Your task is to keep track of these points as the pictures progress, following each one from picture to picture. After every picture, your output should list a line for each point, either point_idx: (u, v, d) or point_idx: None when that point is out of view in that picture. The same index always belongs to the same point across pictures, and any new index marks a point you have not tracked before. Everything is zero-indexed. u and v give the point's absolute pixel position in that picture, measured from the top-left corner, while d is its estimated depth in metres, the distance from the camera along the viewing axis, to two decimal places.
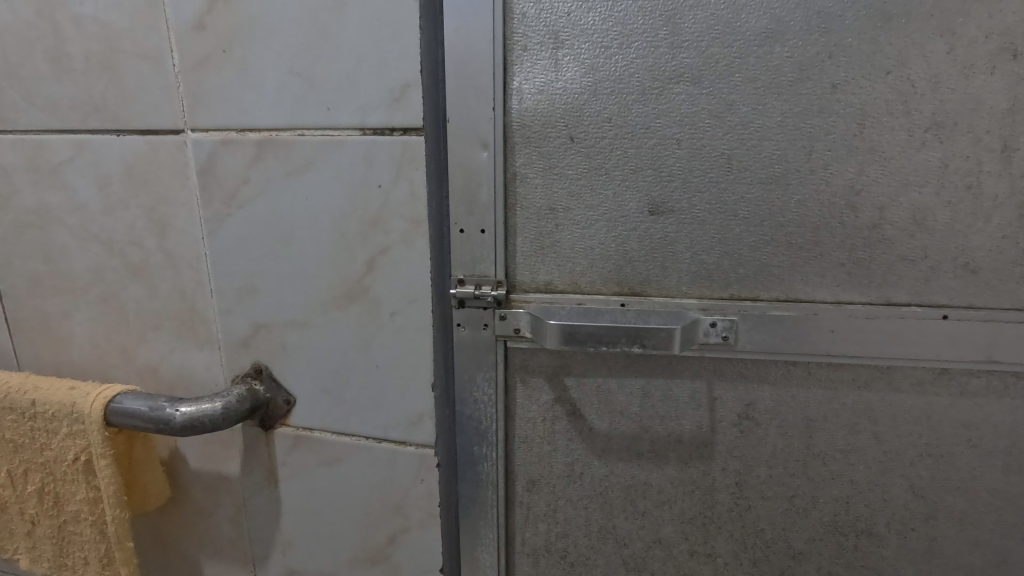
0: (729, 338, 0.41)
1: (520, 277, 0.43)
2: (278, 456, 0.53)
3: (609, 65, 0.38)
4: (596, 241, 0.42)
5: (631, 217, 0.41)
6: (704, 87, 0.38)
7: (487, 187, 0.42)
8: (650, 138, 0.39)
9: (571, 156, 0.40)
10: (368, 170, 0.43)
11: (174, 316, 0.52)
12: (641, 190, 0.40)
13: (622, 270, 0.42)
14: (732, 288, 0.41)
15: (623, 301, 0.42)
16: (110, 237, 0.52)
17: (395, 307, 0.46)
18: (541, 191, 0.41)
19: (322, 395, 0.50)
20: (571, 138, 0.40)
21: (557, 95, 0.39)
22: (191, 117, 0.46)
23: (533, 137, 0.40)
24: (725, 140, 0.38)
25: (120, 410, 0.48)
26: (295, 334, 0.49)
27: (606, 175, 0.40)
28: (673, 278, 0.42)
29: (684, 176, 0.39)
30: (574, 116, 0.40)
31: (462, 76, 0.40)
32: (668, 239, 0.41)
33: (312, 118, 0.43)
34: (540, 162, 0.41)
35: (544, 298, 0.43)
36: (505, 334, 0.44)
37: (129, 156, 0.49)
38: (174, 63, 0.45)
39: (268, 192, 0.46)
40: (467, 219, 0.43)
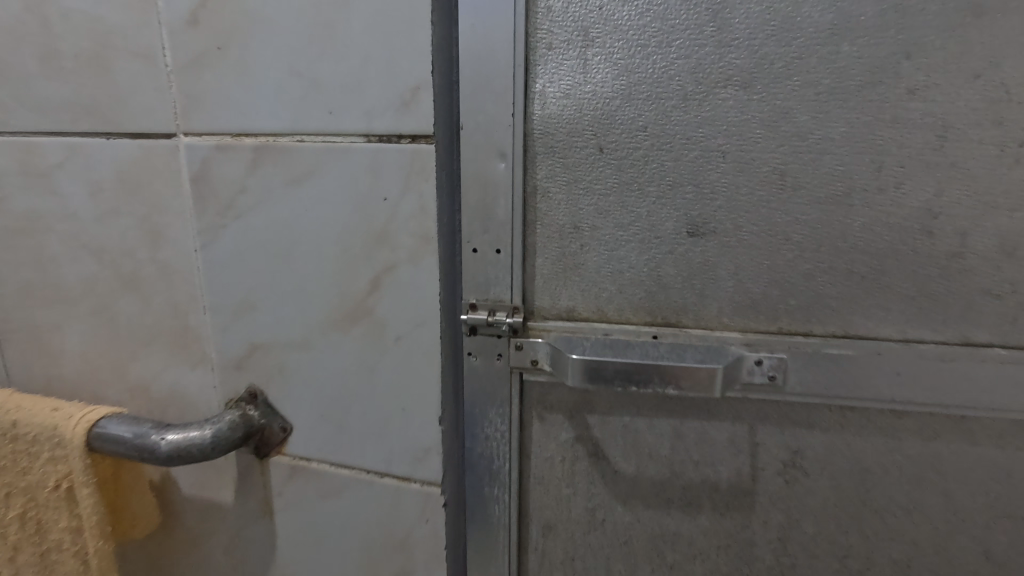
0: (777, 378, 0.36)
1: (540, 302, 0.39)
2: (274, 485, 0.49)
3: (647, 67, 0.34)
4: (626, 264, 0.37)
5: (667, 238, 0.36)
6: (756, 92, 0.33)
7: (504, 202, 0.37)
8: (692, 150, 0.34)
9: (600, 170, 0.36)
10: (373, 181, 0.39)
11: (167, 332, 0.49)
12: (679, 209, 0.35)
13: (655, 298, 0.37)
14: (782, 321, 0.36)
15: (655, 332, 0.37)
16: (101, 247, 0.48)
17: (400, 330, 0.41)
18: (566, 209, 0.37)
19: (321, 423, 0.46)
20: (600, 150, 0.35)
21: (585, 100, 0.35)
22: (184, 119, 0.42)
23: (558, 147, 0.36)
24: (778, 152, 0.33)
25: (103, 436, 0.45)
26: (292, 356, 0.45)
27: (640, 190, 0.35)
28: (714, 309, 0.37)
29: (730, 194, 0.34)
30: (605, 125, 0.35)
31: (479, 78, 0.36)
32: (708, 264, 0.36)
33: (313, 123, 0.39)
34: (564, 177, 0.36)
35: (566, 327, 0.39)
36: (521, 366, 0.39)
37: (120, 161, 0.45)
38: (167, 62, 0.42)
39: (265, 202, 0.42)
40: (481, 237, 0.38)
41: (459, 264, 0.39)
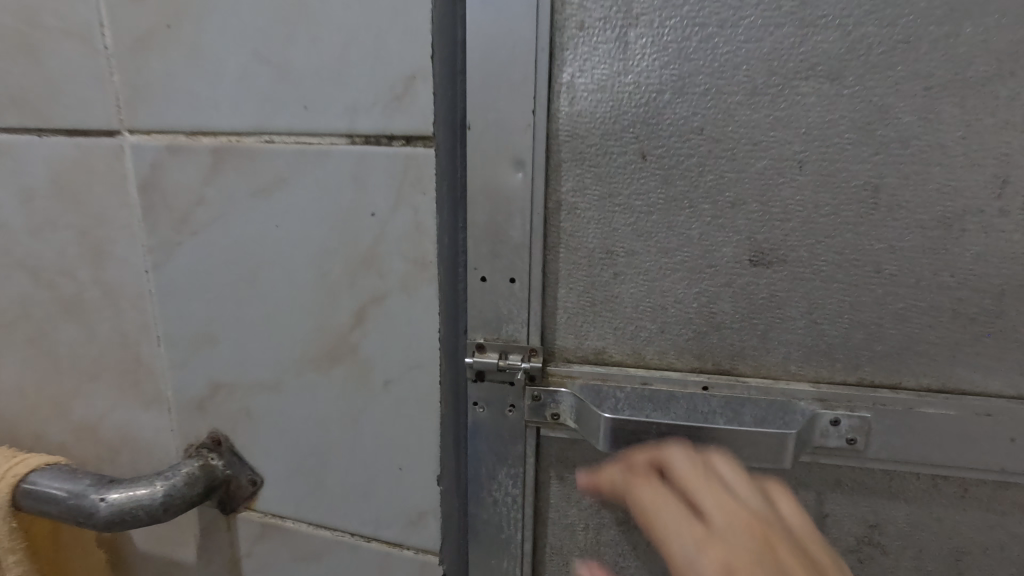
0: (857, 442, 0.29)
1: (562, 342, 0.32)
2: (242, 545, 0.42)
3: (706, 52, 0.26)
4: (671, 298, 0.30)
5: (723, 267, 0.29)
6: (845, 85, 0.26)
7: (519, 220, 0.30)
8: (760, 158, 0.27)
9: (642, 182, 0.28)
10: (358, 192, 0.32)
11: (116, 365, 0.41)
12: (740, 232, 0.28)
13: (706, 339, 0.30)
14: (863, 370, 0.29)
15: (706, 382, 0.30)
16: (36, 264, 0.41)
17: (391, 372, 0.34)
18: (597, 230, 0.30)
19: (296, 477, 0.38)
20: (643, 157, 0.28)
21: (625, 94, 0.28)
22: (128, 114, 0.35)
23: (589, 153, 0.29)
24: (871, 163, 0.26)
25: (32, 494, 0.38)
26: (261, 398, 0.38)
27: (691, 207, 0.28)
28: (779, 354, 0.30)
29: (805, 214, 0.27)
30: (650, 125, 0.28)
31: (489, 65, 0.28)
32: (774, 300, 0.29)
33: (283, 120, 0.32)
34: (597, 190, 0.29)
35: (593, 373, 0.31)
36: (538, 420, 0.32)
37: (55, 163, 0.38)
38: (107, 44, 0.34)
39: (228, 215, 0.35)
40: (490, 263, 0.31)
41: (463, 295, 0.32)
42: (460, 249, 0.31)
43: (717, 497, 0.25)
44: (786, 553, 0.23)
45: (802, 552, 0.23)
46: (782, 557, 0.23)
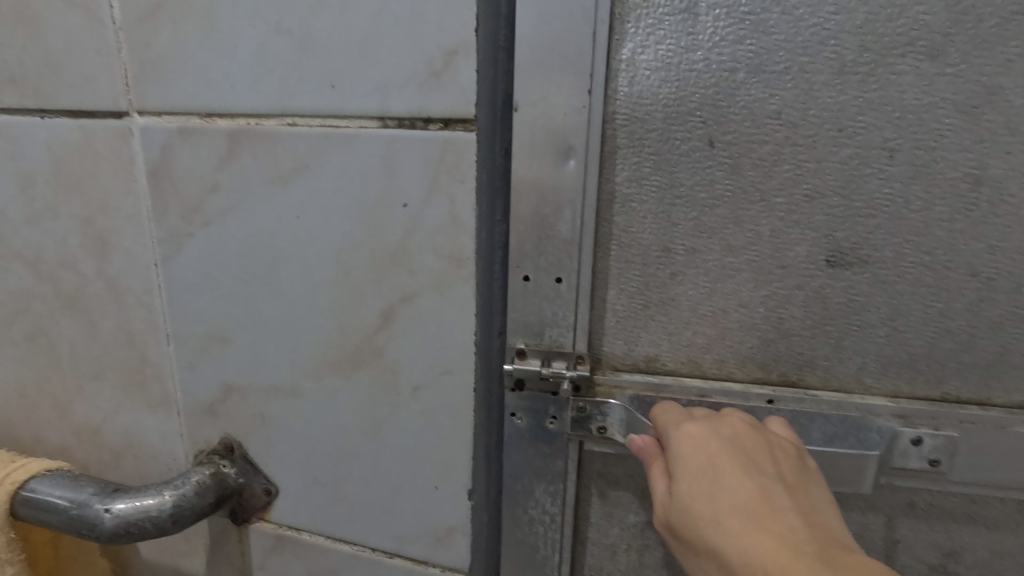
0: (940, 464, 0.26)
1: (609, 348, 0.29)
2: (254, 557, 0.39)
3: (789, 25, 0.24)
4: (737, 301, 0.27)
5: (796, 268, 0.26)
6: (948, 64, 0.23)
7: (569, 212, 0.27)
8: (846, 146, 0.24)
9: (708, 171, 0.26)
10: (388, 180, 0.29)
11: (121, 365, 0.38)
12: (816, 228, 0.25)
13: (773, 348, 0.27)
14: (949, 384, 0.26)
15: (771, 396, 0.27)
16: (36, 257, 0.38)
17: (420, 378, 0.31)
18: (654, 224, 0.27)
19: (313, 487, 0.36)
20: (710, 143, 0.25)
21: (693, 72, 0.25)
22: (136, 92, 0.32)
23: (649, 138, 0.26)
24: (972, 151, 0.24)
25: (32, 502, 0.35)
26: (276, 402, 0.35)
27: (764, 200, 0.26)
28: (853, 365, 0.27)
29: (894, 209, 0.25)
30: (720, 107, 0.25)
31: (543, 38, 0.25)
32: (851, 304, 0.26)
33: (307, 100, 0.29)
34: (656, 180, 0.26)
35: (645, 383, 0.29)
36: (582, 433, 0.29)
37: (56, 147, 0.35)
38: (113, 15, 0.31)
39: (244, 205, 0.32)
40: (533, 259, 0.28)
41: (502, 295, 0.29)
42: (498, 244, 0.29)
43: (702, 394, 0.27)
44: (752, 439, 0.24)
45: (769, 439, 0.25)
46: (745, 441, 0.24)
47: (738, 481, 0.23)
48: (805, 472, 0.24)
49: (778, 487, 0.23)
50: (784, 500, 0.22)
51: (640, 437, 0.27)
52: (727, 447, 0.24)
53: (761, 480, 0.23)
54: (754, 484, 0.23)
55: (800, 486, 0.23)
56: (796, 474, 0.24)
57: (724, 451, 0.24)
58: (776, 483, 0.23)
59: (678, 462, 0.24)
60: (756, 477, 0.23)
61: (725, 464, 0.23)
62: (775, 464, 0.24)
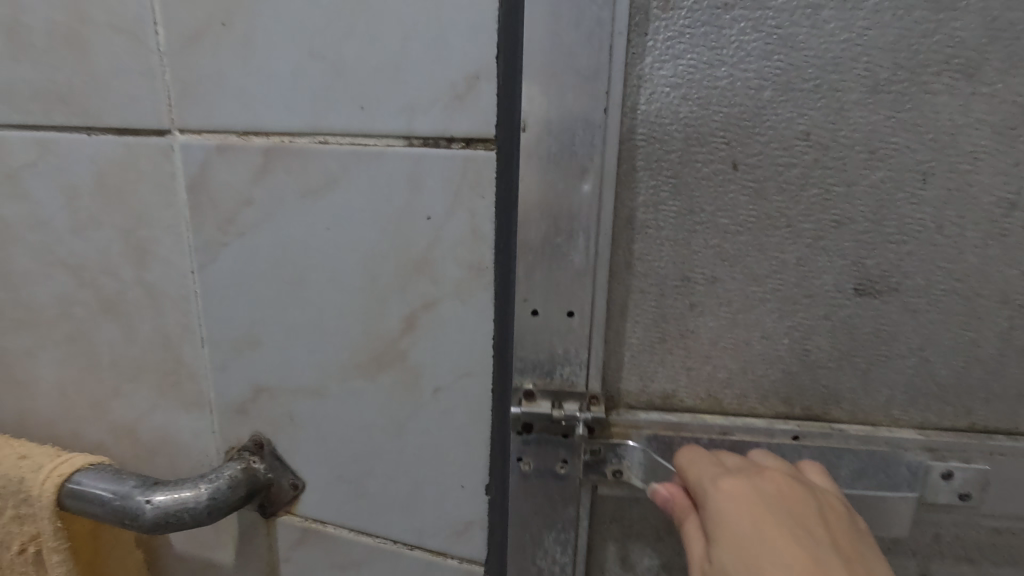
0: (968, 496, 0.31)
1: (630, 358, 0.32)
2: (281, 549, 0.41)
3: (817, 40, 0.27)
4: (766, 312, 0.31)
5: (823, 296, 0.30)
6: (985, 83, 0.27)
7: (587, 235, 0.29)
8: (867, 171, 0.28)
9: (733, 191, 0.29)
10: (413, 194, 0.31)
11: (158, 366, 0.41)
12: (854, 262, 0.29)
13: (807, 378, 0.31)
14: (973, 415, 0.31)
15: (797, 432, 0.31)
16: (79, 263, 0.40)
17: (441, 380, 0.33)
18: (671, 249, 0.30)
19: (339, 483, 0.38)
20: (728, 167, 0.29)
21: (716, 93, 0.28)
22: (178, 111, 0.34)
23: (670, 157, 0.29)
24: (1011, 176, 0.28)
25: (77, 493, 0.37)
26: (305, 403, 0.37)
27: (788, 221, 0.29)
28: (882, 397, 0.31)
29: (926, 234, 0.29)
30: (743, 129, 0.28)
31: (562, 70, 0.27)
32: (885, 338, 0.30)
33: (338, 120, 0.31)
34: (674, 204, 0.29)
35: (662, 422, 0.32)
36: (596, 476, 0.32)
37: (101, 162, 0.37)
38: (158, 41, 0.33)
39: (276, 217, 0.34)
40: (546, 296, 0.30)
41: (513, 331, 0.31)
42: (510, 257, 0.30)
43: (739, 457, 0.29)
44: (796, 501, 0.26)
45: (812, 501, 0.27)
46: (789, 503, 0.26)
47: (789, 546, 0.24)
48: (848, 536, 0.26)
49: (827, 553, 0.24)
50: (834, 565, 0.24)
51: (663, 488, 0.30)
52: (775, 510, 0.26)
53: (811, 546, 0.24)
54: (805, 551, 0.24)
55: (847, 552, 0.25)
56: (839, 538, 0.26)
57: (770, 513, 0.26)
58: (824, 546, 0.25)
59: (725, 522, 0.26)
60: (804, 542, 0.25)
61: (774, 528, 0.25)
62: (819, 527, 0.25)
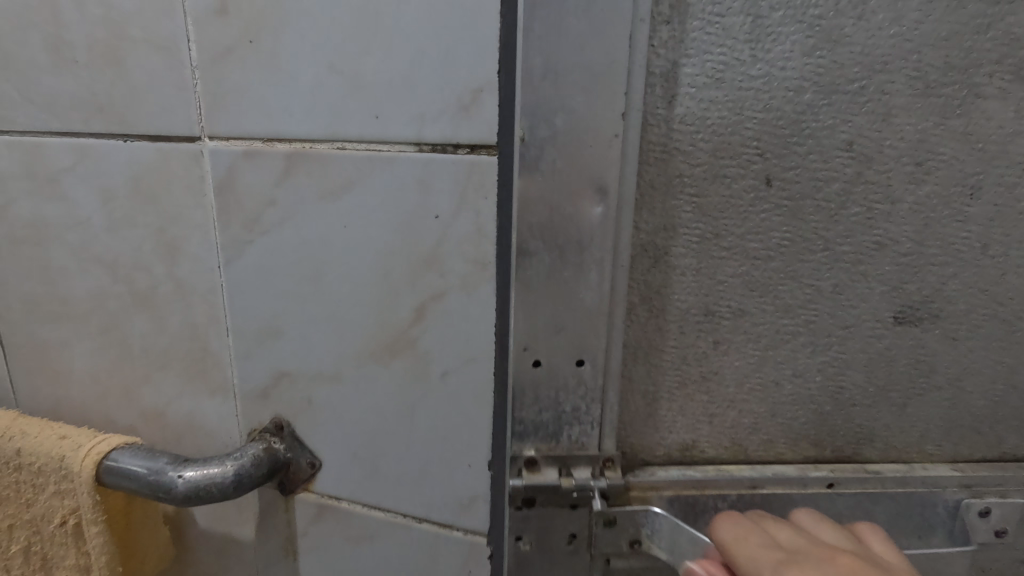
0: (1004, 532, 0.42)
1: (653, 343, 0.39)
2: (298, 525, 0.44)
3: (865, 37, 0.34)
4: (778, 299, 0.39)
5: (876, 322, 0.39)
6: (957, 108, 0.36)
7: (595, 278, 0.35)
8: (866, 185, 0.37)
9: (756, 202, 0.36)
10: (422, 195, 0.34)
11: (185, 355, 0.44)
12: (888, 284, 0.39)
13: (831, 420, 0.41)
14: (970, 439, 0.43)
15: (833, 479, 0.41)
16: (114, 260, 0.44)
17: (448, 365, 0.37)
18: (693, 278, 0.38)
19: (353, 463, 0.41)
20: (758, 184, 0.36)
21: (748, 104, 0.35)
22: (208, 120, 0.37)
23: (704, 166, 0.36)
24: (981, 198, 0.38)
25: (115, 469, 0.40)
26: (323, 388, 0.40)
27: (806, 221, 0.37)
28: (917, 432, 0.42)
29: (944, 246, 0.38)
30: (776, 138, 0.35)
31: (574, 126, 0.32)
32: (880, 357, 0.40)
33: (354, 128, 0.34)
34: (698, 226, 0.37)
35: (685, 479, 0.40)
36: (611, 540, 0.39)
37: (137, 166, 0.41)
38: (191, 57, 0.37)
39: (297, 217, 0.37)
40: (546, 370, 0.37)
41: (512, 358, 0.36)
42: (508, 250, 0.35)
43: (791, 535, 0.33)
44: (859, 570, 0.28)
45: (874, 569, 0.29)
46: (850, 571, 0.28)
47: None
48: None
49: None
50: None
51: (697, 565, 0.35)
52: None
53: None
54: None
55: None
56: None
57: None
58: None
59: None
60: None
61: None
62: None
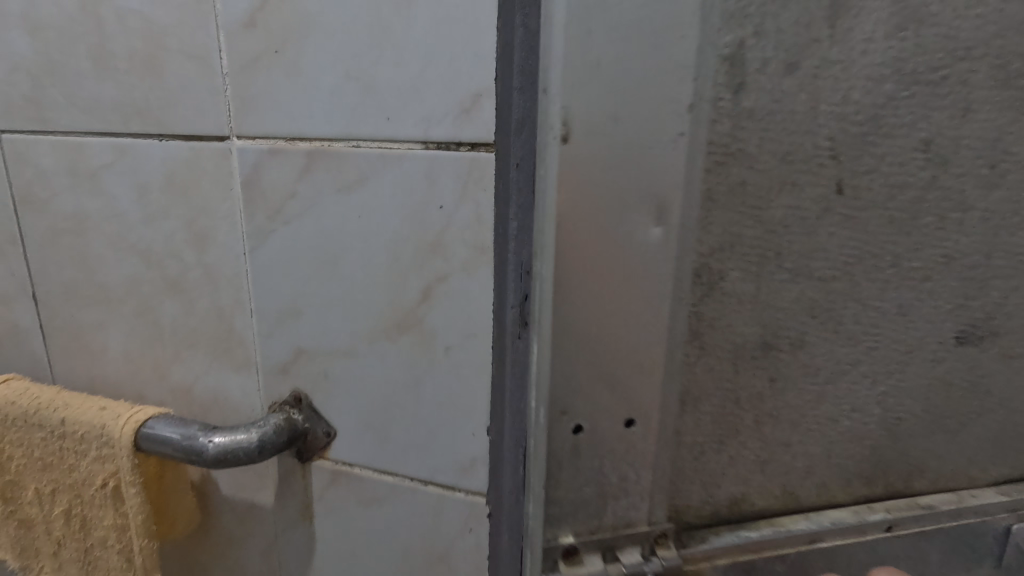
0: None
1: (693, 377, 0.34)
2: (315, 490, 0.49)
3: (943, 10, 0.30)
4: (857, 341, 0.35)
5: (930, 352, 0.36)
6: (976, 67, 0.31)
7: (650, 319, 0.31)
8: (939, 211, 0.33)
9: (817, 220, 0.32)
10: (428, 188, 0.38)
11: (212, 334, 0.48)
12: (954, 303, 0.36)
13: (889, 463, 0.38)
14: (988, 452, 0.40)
15: (892, 523, 0.38)
16: (148, 248, 0.48)
17: (450, 340, 0.41)
18: (738, 300, 0.33)
19: (365, 431, 0.45)
20: (829, 192, 0.32)
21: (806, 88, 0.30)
22: (236, 121, 0.42)
23: (755, 171, 0.31)
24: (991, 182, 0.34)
25: (151, 436, 0.45)
26: (338, 363, 0.45)
27: (887, 253, 0.34)
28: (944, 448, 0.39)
29: (967, 260, 0.35)
30: (851, 135, 0.31)
31: (615, 162, 0.28)
32: (896, 386, 0.37)
33: (368, 129, 0.39)
34: (748, 246, 0.32)
35: (735, 545, 0.36)
36: None
37: (169, 163, 0.45)
38: (222, 65, 0.41)
39: (316, 208, 0.42)
40: (563, 435, 0.32)
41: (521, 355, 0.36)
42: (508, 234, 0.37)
43: None
44: None
45: None
46: None
47: None
48: None
49: None
50: None
51: None
52: None
53: None
54: None
55: None
56: None
57: None
58: None
59: None
60: None
61: None
62: None
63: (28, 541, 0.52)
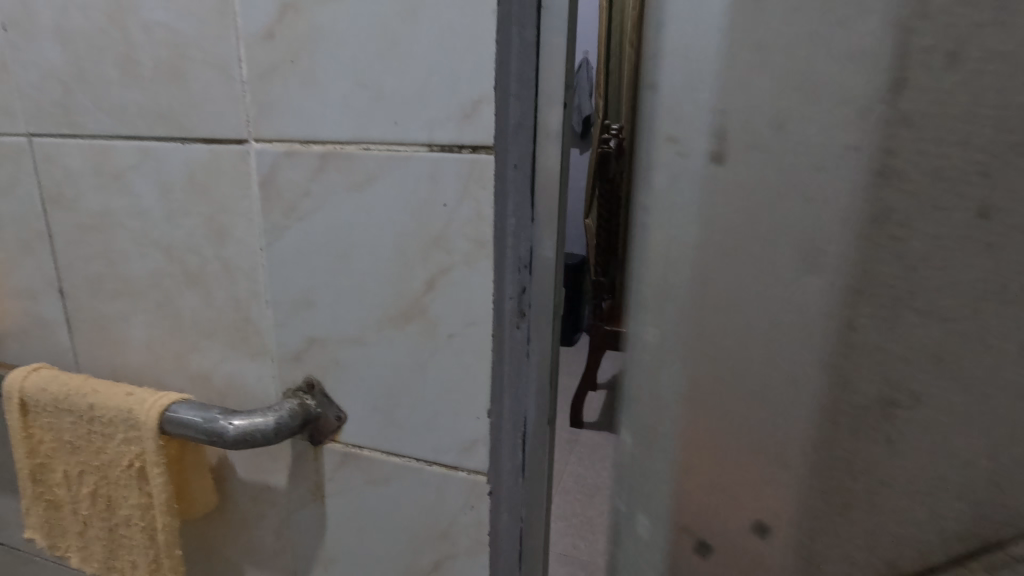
0: None
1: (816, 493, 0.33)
2: (326, 471, 0.52)
3: None
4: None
5: None
6: None
7: (801, 335, 0.31)
8: None
9: (971, 265, 0.27)
10: (433, 187, 0.41)
11: (230, 324, 0.52)
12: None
13: None
14: None
15: None
16: (170, 244, 0.51)
17: (453, 328, 0.44)
18: (876, 356, 0.29)
19: (373, 415, 0.49)
20: (973, 217, 0.26)
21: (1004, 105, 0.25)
22: (254, 125, 0.45)
23: (906, 212, 0.27)
24: None
25: (174, 420, 0.48)
26: (349, 351, 0.48)
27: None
28: None
29: None
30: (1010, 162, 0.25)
31: (783, 152, 0.29)
32: None
33: (377, 133, 0.42)
34: (891, 295, 0.28)
35: None
36: None
37: (191, 164, 0.48)
38: (242, 73, 0.44)
39: (328, 205, 0.45)
40: (650, 431, 0.37)
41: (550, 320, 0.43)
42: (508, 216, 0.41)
43: None
44: None
45: None
46: None
47: None
48: None
49: None
50: None
51: None
52: None
53: None
54: None
55: None
56: None
57: None
58: None
59: None
60: None
61: None
62: None
63: (56, 520, 0.56)
